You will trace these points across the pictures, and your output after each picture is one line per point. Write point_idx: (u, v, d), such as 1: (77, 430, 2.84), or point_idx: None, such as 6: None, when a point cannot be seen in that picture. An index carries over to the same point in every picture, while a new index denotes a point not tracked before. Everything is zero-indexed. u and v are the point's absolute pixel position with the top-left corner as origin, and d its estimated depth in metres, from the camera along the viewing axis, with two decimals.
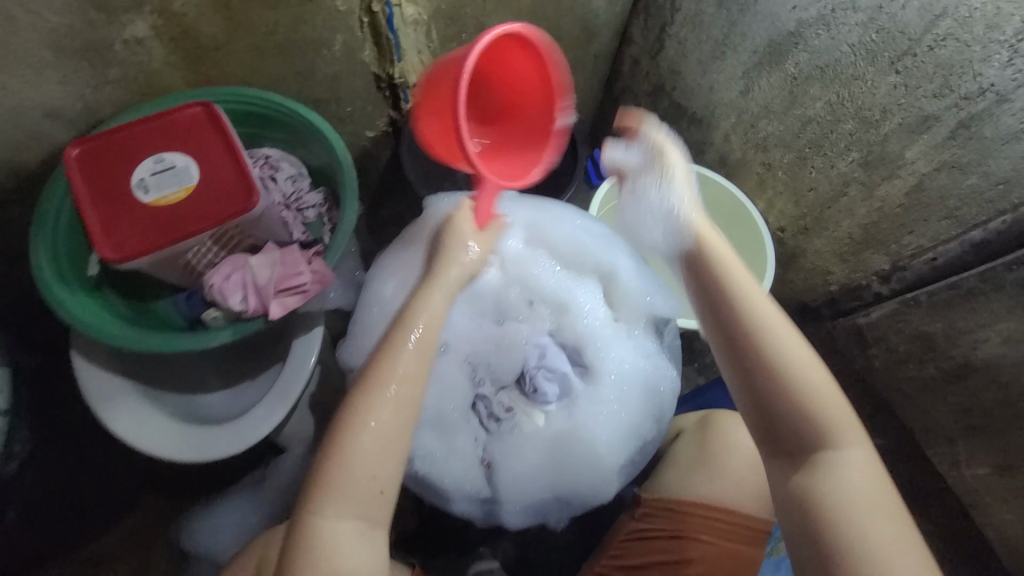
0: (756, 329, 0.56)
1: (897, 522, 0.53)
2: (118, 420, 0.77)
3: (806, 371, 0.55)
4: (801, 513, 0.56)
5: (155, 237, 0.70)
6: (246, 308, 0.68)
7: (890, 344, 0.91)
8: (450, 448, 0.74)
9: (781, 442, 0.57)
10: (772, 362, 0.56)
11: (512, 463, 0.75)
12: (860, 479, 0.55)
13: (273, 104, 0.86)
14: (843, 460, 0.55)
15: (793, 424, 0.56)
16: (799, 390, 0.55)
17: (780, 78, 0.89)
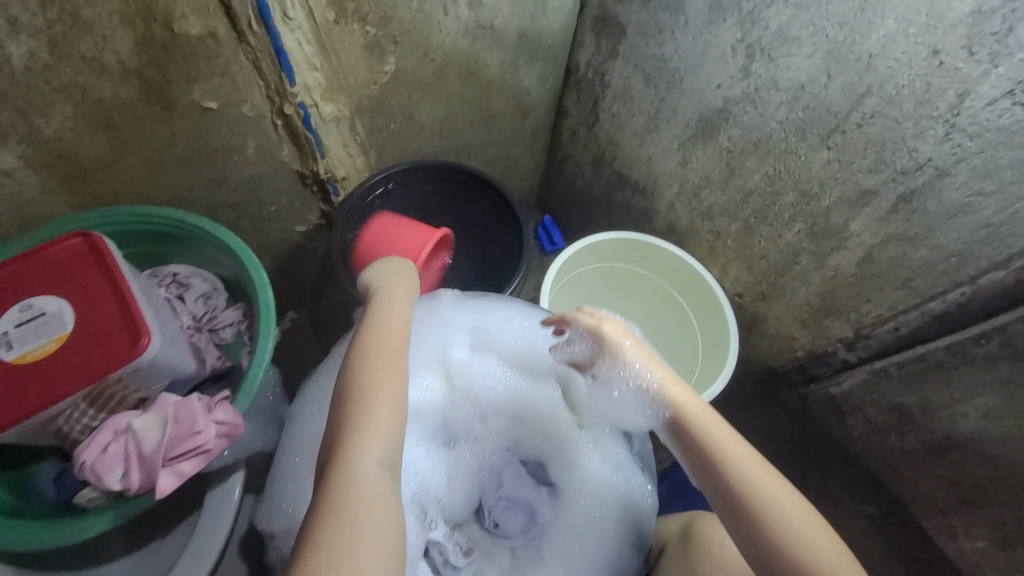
0: (746, 481, 0.52)
1: None
2: None
3: (808, 532, 0.50)
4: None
5: (14, 405, 0.58)
6: (128, 485, 0.56)
7: (867, 414, 0.87)
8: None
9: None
10: (767, 521, 0.50)
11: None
12: None
13: (175, 220, 0.77)
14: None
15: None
16: (803, 551, 0.49)
17: (715, 151, 0.88)
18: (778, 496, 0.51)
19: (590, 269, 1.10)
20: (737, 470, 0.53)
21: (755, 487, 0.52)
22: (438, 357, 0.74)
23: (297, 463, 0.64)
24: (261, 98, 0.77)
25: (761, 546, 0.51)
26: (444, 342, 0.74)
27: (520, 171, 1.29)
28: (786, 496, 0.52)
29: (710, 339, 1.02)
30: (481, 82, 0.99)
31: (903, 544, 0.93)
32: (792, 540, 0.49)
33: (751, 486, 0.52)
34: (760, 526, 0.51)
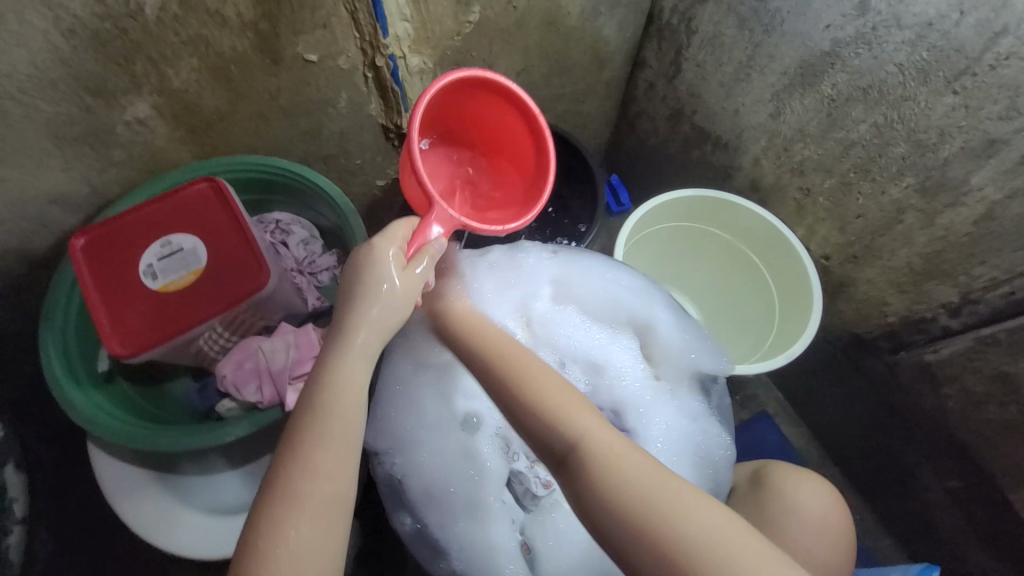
0: (508, 364, 0.56)
1: (687, 502, 0.46)
2: (125, 504, 0.76)
3: (567, 402, 0.53)
4: (612, 530, 0.47)
5: (163, 326, 0.67)
6: (261, 399, 0.66)
7: (964, 384, 0.82)
8: (487, 543, 0.66)
9: (559, 465, 0.52)
10: (519, 385, 0.54)
11: (560, 549, 0.69)
12: (633, 468, 0.49)
13: (280, 169, 0.84)
14: (633, 470, 0.49)
15: (561, 444, 0.51)
16: (557, 415, 0.52)
17: (815, 100, 0.82)
18: (538, 378, 0.54)
19: (662, 229, 1.08)
20: (497, 352, 0.58)
21: (516, 365, 0.56)
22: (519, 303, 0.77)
23: (399, 390, 0.70)
24: (355, 50, 0.79)
25: (528, 422, 0.53)
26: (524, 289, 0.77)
27: (591, 127, 1.26)
28: (536, 369, 0.56)
29: (788, 303, 0.99)
30: (562, 31, 0.97)
31: (986, 522, 0.88)
32: (548, 408, 0.52)
33: (510, 366, 0.56)
34: (520, 401, 0.54)
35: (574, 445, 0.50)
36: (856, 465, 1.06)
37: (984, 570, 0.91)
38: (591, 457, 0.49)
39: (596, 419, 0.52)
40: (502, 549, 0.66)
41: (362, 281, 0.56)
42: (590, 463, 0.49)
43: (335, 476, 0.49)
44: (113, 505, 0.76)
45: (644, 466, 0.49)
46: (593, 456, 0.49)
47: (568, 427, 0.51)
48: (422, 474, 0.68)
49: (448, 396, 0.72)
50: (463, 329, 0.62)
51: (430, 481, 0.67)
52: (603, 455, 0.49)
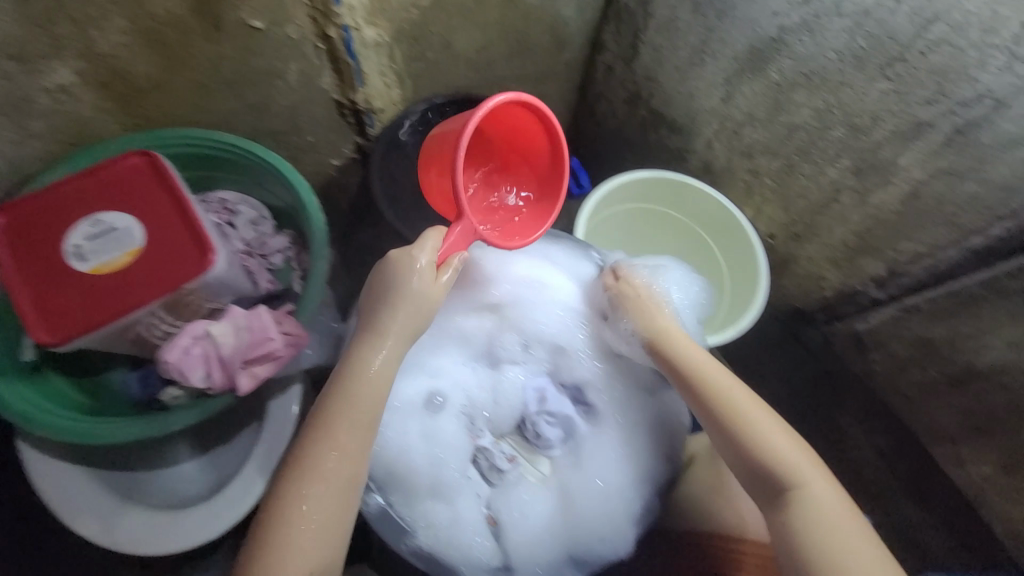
0: (729, 404, 0.61)
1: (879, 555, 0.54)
2: (59, 499, 0.69)
3: (779, 444, 0.59)
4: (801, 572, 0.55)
5: (95, 312, 0.62)
6: (210, 385, 0.62)
7: (890, 349, 0.90)
8: (455, 516, 0.67)
9: (770, 500, 0.59)
10: (740, 421, 0.60)
11: (524, 521, 0.69)
12: (833, 523, 0.55)
13: (226, 144, 0.78)
14: (845, 535, 0.55)
15: (782, 486, 0.58)
16: (783, 463, 0.58)
17: (763, 85, 0.86)
18: (762, 426, 0.60)
19: (620, 211, 1.11)
20: (726, 392, 0.62)
21: (740, 407, 0.61)
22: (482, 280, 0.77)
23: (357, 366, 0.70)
24: (306, 19, 0.75)
25: (748, 456, 0.59)
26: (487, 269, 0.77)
27: (550, 110, 1.26)
28: (766, 417, 0.60)
29: (738, 281, 1.04)
30: (521, 10, 0.96)
31: (908, 472, 0.99)
32: (770, 451, 0.58)
33: (735, 406, 0.61)
34: (738, 439, 0.60)
35: (794, 493, 0.57)
36: None
37: None
38: (806, 507, 0.56)
39: (830, 487, 0.57)
40: (469, 521, 0.67)
41: (390, 291, 0.61)
42: (806, 512, 0.56)
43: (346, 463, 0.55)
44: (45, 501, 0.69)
45: (858, 538, 0.54)
46: (809, 511, 0.56)
47: (776, 464, 0.58)
48: (386, 453, 0.67)
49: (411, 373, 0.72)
50: (691, 350, 0.66)
51: (396, 458, 0.67)
52: (820, 514, 0.56)
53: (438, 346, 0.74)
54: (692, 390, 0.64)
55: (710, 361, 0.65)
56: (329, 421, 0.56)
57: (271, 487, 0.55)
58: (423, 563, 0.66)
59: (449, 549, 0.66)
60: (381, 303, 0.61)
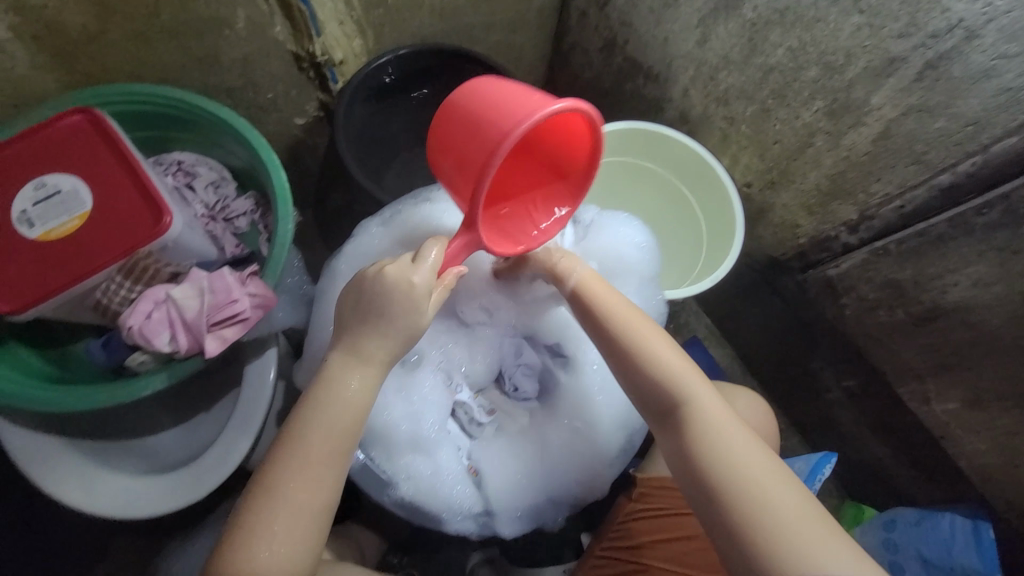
0: (623, 329, 0.62)
1: (762, 459, 0.54)
2: (39, 468, 0.68)
3: (670, 361, 0.59)
4: (691, 481, 0.55)
5: (48, 279, 0.59)
6: (177, 349, 0.60)
7: (860, 293, 0.91)
8: (434, 466, 0.67)
9: (663, 421, 0.59)
10: (630, 344, 0.61)
11: (502, 472, 0.70)
12: (720, 430, 0.56)
13: (174, 100, 0.73)
14: (730, 439, 0.55)
15: (671, 403, 0.59)
16: (671, 379, 0.59)
17: (738, 25, 0.84)
18: (657, 346, 0.60)
19: None
20: (620, 318, 0.62)
21: (633, 330, 0.61)
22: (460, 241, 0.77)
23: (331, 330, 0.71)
24: None
25: (639, 377, 0.60)
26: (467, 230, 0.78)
27: (524, 61, 1.22)
28: (654, 335, 0.61)
29: (715, 231, 1.03)
30: None
31: (876, 412, 1.02)
32: (661, 369, 0.59)
33: (627, 331, 0.61)
34: (631, 363, 0.60)
35: (684, 407, 0.58)
36: (769, 380, 1.18)
37: (873, 453, 1.07)
38: (693, 418, 0.57)
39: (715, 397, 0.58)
40: (449, 470, 0.68)
41: (371, 309, 0.56)
42: (695, 423, 0.57)
43: (308, 499, 0.52)
44: (27, 470, 0.67)
45: (747, 443, 0.55)
46: (696, 422, 0.57)
47: (664, 381, 0.59)
48: None
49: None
50: (593, 281, 0.66)
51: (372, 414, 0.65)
52: (707, 422, 0.56)
53: None
54: (592, 321, 0.64)
55: (606, 291, 0.65)
56: (288, 453, 0.52)
57: (230, 518, 0.52)
58: (404, 513, 0.66)
59: (430, 499, 0.66)
60: (363, 310, 0.56)
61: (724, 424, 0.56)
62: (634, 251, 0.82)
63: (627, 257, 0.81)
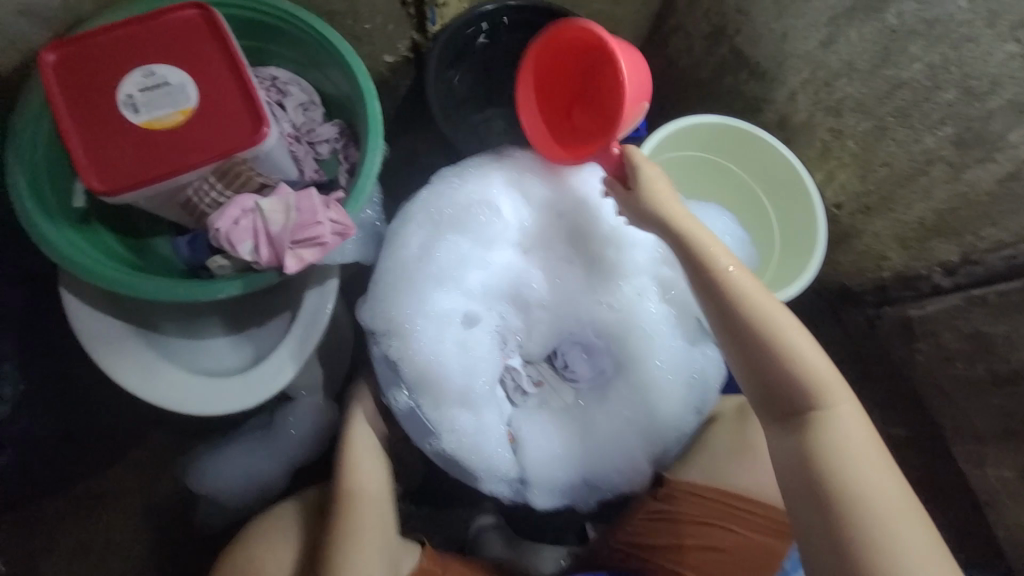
0: (770, 327, 0.59)
1: (885, 472, 0.56)
2: (103, 351, 0.70)
3: (814, 364, 0.58)
4: (803, 482, 0.58)
5: (144, 167, 0.59)
6: (257, 259, 0.61)
7: (940, 339, 0.86)
8: (478, 424, 0.67)
9: (785, 418, 0.60)
10: (771, 336, 0.59)
11: (542, 441, 0.70)
12: (846, 437, 0.57)
13: (282, 13, 0.72)
14: (862, 462, 0.56)
15: (799, 403, 0.59)
16: (809, 389, 0.58)
17: (875, 29, 0.80)
18: (799, 344, 0.59)
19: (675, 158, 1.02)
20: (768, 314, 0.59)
21: (778, 330, 0.59)
22: (551, 207, 0.75)
23: (391, 275, 0.67)
24: None
25: (774, 372, 0.59)
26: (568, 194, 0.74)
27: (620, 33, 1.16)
28: (802, 343, 0.59)
29: (789, 250, 0.98)
30: None
31: (918, 467, 0.96)
32: (803, 369, 0.58)
33: (775, 331, 0.59)
34: (775, 356, 0.59)
35: (816, 415, 0.58)
36: None
37: None
38: (823, 433, 0.57)
39: (854, 413, 0.58)
40: (492, 431, 0.68)
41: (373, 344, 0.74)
42: (825, 437, 0.57)
43: (372, 465, 0.71)
44: (90, 351, 0.70)
45: (883, 475, 0.56)
46: (826, 438, 0.57)
47: (805, 382, 0.58)
48: (419, 358, 0.65)
49: (448, 287, 0.70)
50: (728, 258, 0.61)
51: (430, 365, 0.65)
52: (834, 442, 0.57)
53: (475, 261, 0.72)
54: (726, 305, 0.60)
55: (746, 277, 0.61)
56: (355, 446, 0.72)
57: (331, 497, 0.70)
58: (444, 463, 0.67)
59: (474, 455, 0.66)
60: None
61: (852, 432, 0.57)
62: None
63: None
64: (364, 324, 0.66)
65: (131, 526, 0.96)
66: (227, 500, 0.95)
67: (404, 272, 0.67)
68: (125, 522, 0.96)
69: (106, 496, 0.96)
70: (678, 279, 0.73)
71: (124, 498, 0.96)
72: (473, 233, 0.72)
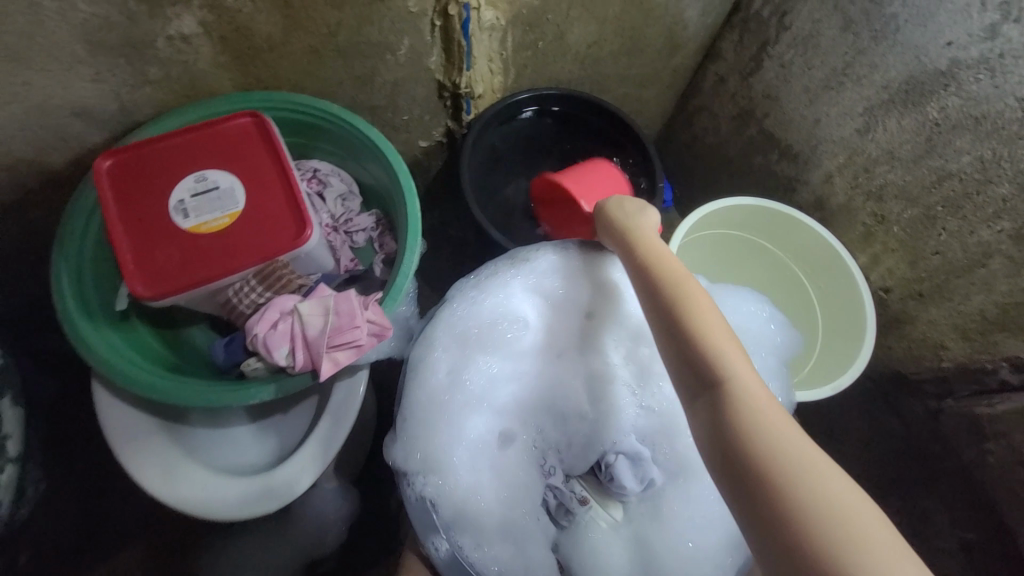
0: (681, 296, 0.58)
1: (806, 445, 0.48)
2: (126, 446, 0.68)
3: (718, 333, 0.55)
4: (724, 456, 0.50)
5: (189, 270, 0.60)
6: (292, 364, 0.60)
7: (1014, 441, 0.76)
8: (524, 563, 0.62)
9: (697, 392, 0.54)
10: (684, 303, 0.57)
11: (598, 570, 0.64)
12: (766, 408, 0.51)
13: (329, 114, 0.75)
14: (777, 429, 0.49)
15: (709, 373, 0.53)
16: (715, 350, 0.54)
17: (915, 121, 0.80)
18: (707, 316, 0.56)
19: (707, 236, 1.01)
20: (672, 278, 0.59)
21: (690, 297, 0.58)
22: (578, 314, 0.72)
23: (421, 403, 0.64)
24: None
25: (683, 341, 0.55)
26: (593, 301, 0.71)
27: (646, 114, 1.19)
28: (700, 308, 0.57)
29: (832, 332, 0.94)
30: (643, 7, 0.90)
31: None
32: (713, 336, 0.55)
33: (684, 299, 0.58)
34: (682, 321, 0.56)
35: (726, 378, 0.52)
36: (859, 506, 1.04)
37: None
38: (730, 395, 0.52)
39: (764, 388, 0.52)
40: (541, 567, 0.63)
41: None
42: (737, 401, 0.51)
43: None
44: (113, 447, 0.68)
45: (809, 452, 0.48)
46: (743, 404, 0.51)
47: (717, 351, 0.54)
48: (457, 494, 0.62)
49: (481, 413, 0.67)
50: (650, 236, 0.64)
51: (474, 503, 0.62)
52: (743, 401, 0.51)
53: (500, 376, 0.69)
54: (643, 276, 0.61)
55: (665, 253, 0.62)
56: None
57: None
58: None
59: None
60: None
61: (769, 404, 0.51)
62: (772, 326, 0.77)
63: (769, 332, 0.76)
64: (395, 465, 0.62)
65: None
66: None
67: (431, 400, 0.64)
68: None
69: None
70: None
71: None
72: (500, 346, 0.69)
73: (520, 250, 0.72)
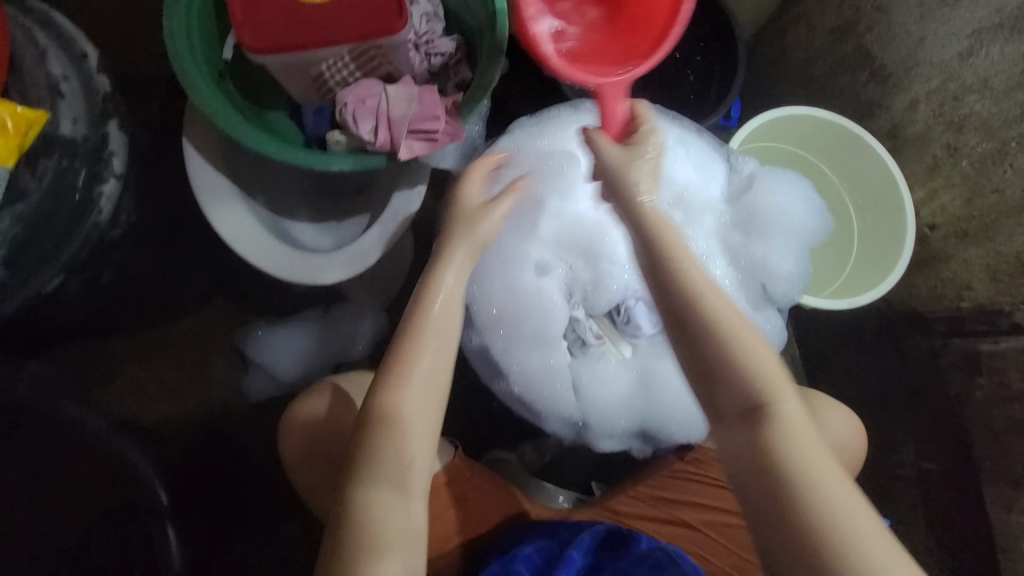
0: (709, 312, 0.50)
1: (844, 478, 0.46)
2: (209, 199, 0.76)
3: (756, 351, 0.49)
4: (762, 497, 0.47)
5: (292, 33, 0.64)
6: (374, 141, 0.66)
7: (1005, 378, 0.83)
8: (546, 371, 0.72)
9: (741, 424, 0.49)
10: (713, 321, 0.50)
11: (605, 392, 0.74)
12: (812, 446, 0.47)
13: None
14: (819, 465, 0.46)
15: (752, 400, 0.48)
16: (757, 375, 0.48)
17: (1016, 50, 0.78)
18: (745, 332, 0.50)
19: (773, 146, 0.99)
20: (697, 284, 0.51)
21: (719, 313, 0.50)
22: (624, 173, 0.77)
23: None
24: None
25: (714, 366, 0.49)
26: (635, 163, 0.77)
27: None
28: (746, 325, 0.50)
29: (865, 257, 0.96)
30: None
31: (943, 509, 0.90)
32: (751, 359, 0.49)
33: (716, 315, 0.50)
34: (716, 343, 0.49)
35: (772, 409, 0.48)
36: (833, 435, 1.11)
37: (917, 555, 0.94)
38: (782, 429, 0.47)
39: (804, 413, 0.48)
40: (558, 379, 0.73)
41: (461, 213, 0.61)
42: (783, 436, 0.47)
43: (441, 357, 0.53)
44: (198, 197, 0.76)
45: (852, 489, 0.45)
46: (787, 439, 0.47)
47: (754, 379, 0.48)
48: (493, 301, 0.71)
49: (527, 240, 0.74)
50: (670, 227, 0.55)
51: (508, 309, 0.71)
52: (795, 437, 0.47)
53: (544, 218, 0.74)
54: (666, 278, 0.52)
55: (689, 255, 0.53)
56: (417, 330, 0.53)
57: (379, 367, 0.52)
58: (514, 401, 0.73)
59: (538, 398, 0.72)
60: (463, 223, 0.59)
61: (813, 438, 0.47)
62: (798, 208, 0.81)
63: (792, 213, 0.81)
64: None
65: (165, 383, 0.99)
66: (280, 375, 0.99)
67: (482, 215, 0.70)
68: (169, 382, 0.99)
69: (144, 359, 0.99)
70: (744, 246, 0.79)
71: (167, 353, 1.00)
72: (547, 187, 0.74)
73: (579, 102, 0.76)
